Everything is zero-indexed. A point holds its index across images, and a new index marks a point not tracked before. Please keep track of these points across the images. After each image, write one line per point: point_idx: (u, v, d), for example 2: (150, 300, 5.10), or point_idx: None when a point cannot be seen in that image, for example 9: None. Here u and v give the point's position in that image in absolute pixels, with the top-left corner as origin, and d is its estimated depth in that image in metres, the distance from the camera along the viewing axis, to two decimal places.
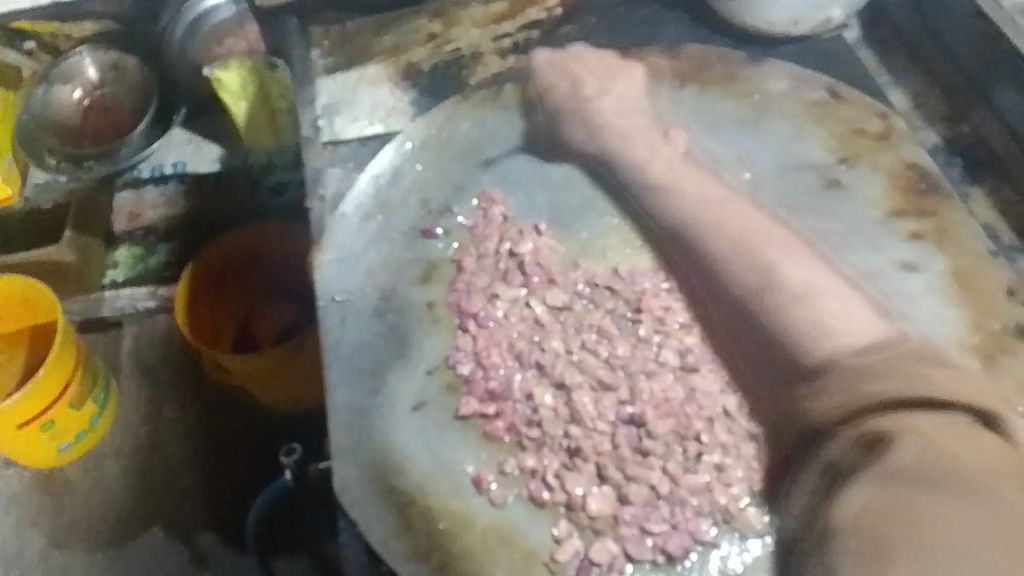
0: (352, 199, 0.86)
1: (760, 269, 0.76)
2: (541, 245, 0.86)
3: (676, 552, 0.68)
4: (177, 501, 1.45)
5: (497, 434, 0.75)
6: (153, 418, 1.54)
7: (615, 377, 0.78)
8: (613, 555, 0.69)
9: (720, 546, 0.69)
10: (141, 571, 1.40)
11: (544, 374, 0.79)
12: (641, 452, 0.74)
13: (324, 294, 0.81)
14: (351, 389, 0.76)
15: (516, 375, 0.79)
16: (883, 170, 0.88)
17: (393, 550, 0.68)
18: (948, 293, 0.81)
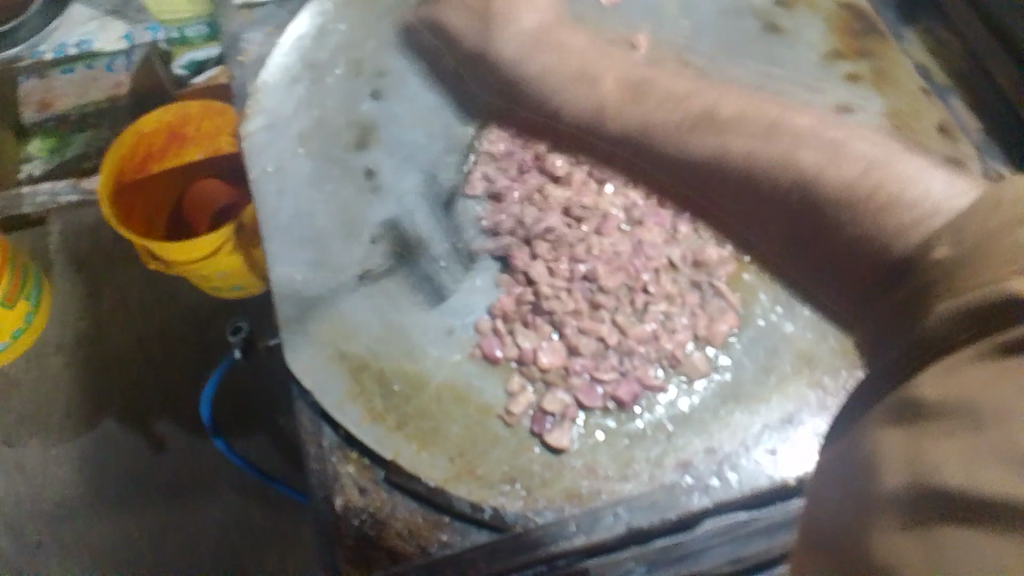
0: (278, 56, 0.84)
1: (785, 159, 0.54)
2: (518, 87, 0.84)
3: (626, 398, 0.70)
4: (119, 404, 1.34)
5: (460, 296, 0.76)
6: (93, 311, 1.42)
7: (570, 232, 0.77)
8: (565, 405, 0.70)
9: (667, 392, 0.71)
10: (97, 465, 1.31)
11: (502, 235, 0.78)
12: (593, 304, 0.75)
13: (258, 161, 0.79)
14: (295, 259, 0.75)
15: (471, 232, 0.79)
16: (820, 14, 0.87)
17: (349, 412, 0.69)
18: (885, 131, 0.79)
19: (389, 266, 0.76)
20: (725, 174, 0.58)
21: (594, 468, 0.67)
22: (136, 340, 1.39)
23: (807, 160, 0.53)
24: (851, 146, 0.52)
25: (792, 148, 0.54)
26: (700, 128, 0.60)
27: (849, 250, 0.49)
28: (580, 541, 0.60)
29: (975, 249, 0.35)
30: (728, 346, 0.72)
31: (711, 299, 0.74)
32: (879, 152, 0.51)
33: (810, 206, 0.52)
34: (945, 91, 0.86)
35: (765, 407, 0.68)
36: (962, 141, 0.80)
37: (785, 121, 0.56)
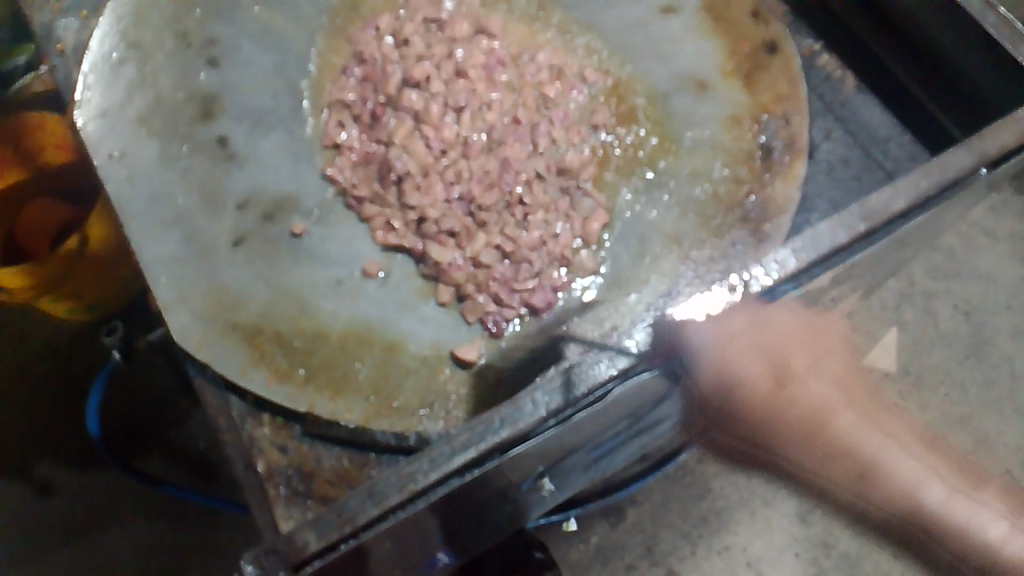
0: (96, 40, 0.80)
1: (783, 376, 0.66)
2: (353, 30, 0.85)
3: (541, 305, 0.74)
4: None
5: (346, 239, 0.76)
6: None
7: (436, 160, 0.79)
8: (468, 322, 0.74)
9: (574, 286, 0.76)
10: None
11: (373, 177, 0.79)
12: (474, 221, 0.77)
13: (99, 150, 0.76)
14: (160, 241, 0.73)
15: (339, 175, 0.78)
16: None
17: (253, 379, 0.68)
18: (703, 27, 0.86)
19: (263, 229, 0.75)
20: (796, 424, 0.70)
21: (502, 374, 0.71)
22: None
23: (807, 394, 0.69)
24: (841, 418, 0.72)
25: (816, 396, 0.69)
26: (787, 388, 0.67)
27: (867, 471, 0.73)
28: (503, 434, 0.58)
29: (813, 415, 0.69)
30: (603, 243, 0.77)
31: (581, 201, 0.78)
32: (862, 433, 0.73)
33: (822, 424, 0.70)
34: None
35: (647, 287, 0.75)
36: (773, 22, 0.85)
37: (801, 373, 0.68)
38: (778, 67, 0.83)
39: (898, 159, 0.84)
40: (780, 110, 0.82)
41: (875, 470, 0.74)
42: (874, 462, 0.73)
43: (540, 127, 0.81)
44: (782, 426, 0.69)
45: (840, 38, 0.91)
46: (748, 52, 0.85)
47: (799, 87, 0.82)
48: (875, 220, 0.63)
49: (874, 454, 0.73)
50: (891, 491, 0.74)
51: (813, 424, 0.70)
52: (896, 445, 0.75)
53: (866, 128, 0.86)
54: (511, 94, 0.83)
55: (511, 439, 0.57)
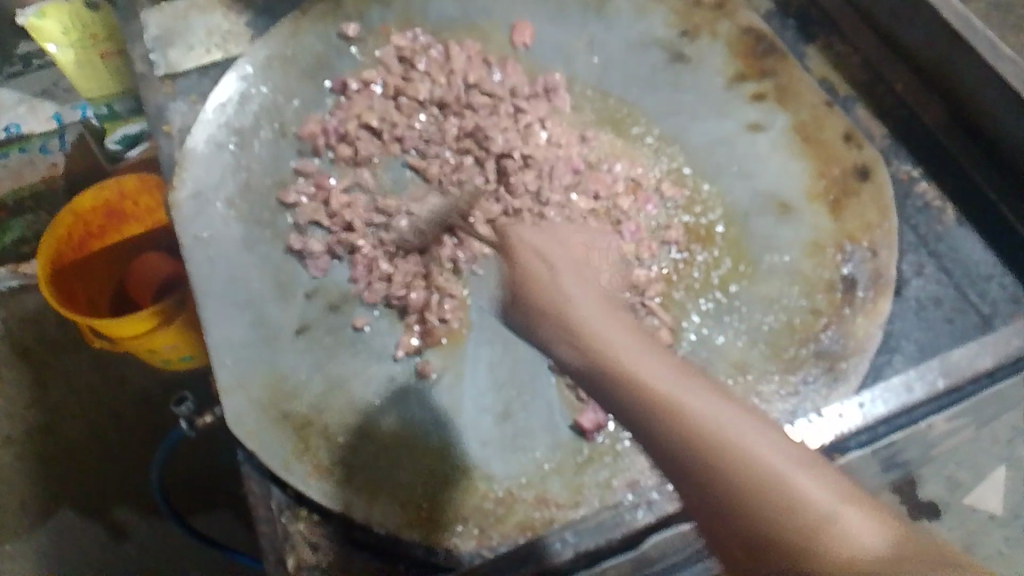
0: (200, 126, 0.85)
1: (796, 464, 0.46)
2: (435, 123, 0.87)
3: (590, 426, 0.70)
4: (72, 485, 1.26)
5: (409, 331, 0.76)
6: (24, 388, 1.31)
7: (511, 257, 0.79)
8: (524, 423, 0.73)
9: None
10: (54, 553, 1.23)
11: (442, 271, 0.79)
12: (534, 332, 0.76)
13: (189, 228, 0.80)
14: (230, 323, 0.75)
15: (411, 266, 0.78)
16: (722, 38, 0.91)
17: (296, 472, 0.68)
18: (792, 147, 0.84)
19: (327, 319, 0.76)
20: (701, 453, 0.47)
21: (544, 496, 0.68)
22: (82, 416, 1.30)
23: (799, 483, 0.44)
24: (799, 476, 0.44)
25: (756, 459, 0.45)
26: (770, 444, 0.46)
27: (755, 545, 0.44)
28: (581, 546, 0.61)
29: (793, 519, 0.43)
30: None
31: (644, 319, 0.76)
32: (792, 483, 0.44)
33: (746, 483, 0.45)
34: (849, 100, 0.90)
35: None
36: (867, 145, 0.83)
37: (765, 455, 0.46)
38: (868, 194, 0.80)
39: (997, 302, 0.78)
40: (869, 238, 0.78)
41: (814, 474, 0.45)
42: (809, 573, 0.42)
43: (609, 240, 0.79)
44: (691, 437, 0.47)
45: (943, 167, 0.86)
46: (838, 175, 0.82)
47: (890, 217, 0.79)
48: (955, 376, 0.66)
49: (821, 507, 0.43)
50: None
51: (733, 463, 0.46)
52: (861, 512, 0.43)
53: (965, 264, 0.79)
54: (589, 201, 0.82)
55: (586, 552, 0.61)
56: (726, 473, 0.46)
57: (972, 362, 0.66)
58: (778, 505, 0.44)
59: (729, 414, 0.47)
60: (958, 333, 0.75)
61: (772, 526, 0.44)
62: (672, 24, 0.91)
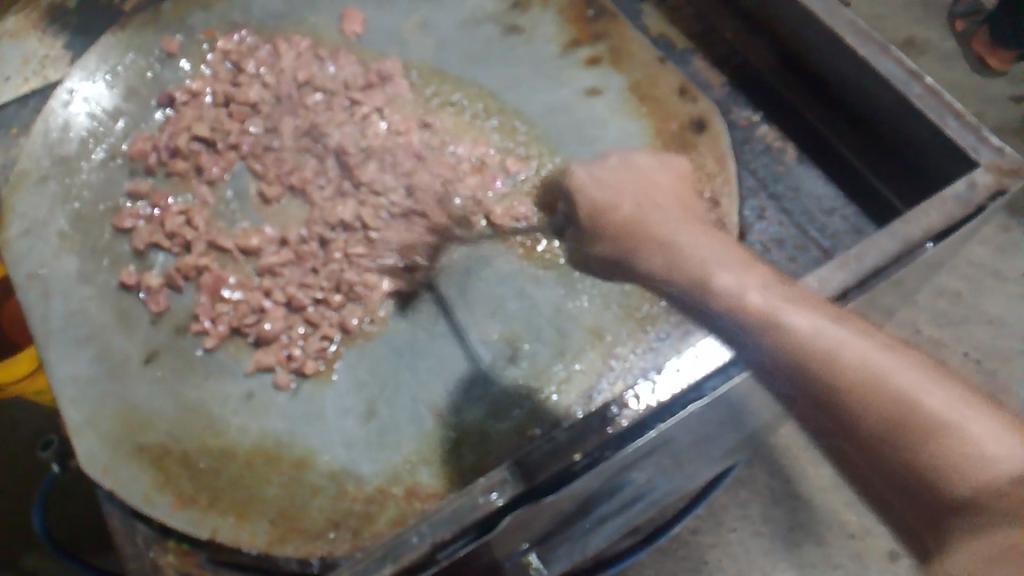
0: (26, 158, 0.81)
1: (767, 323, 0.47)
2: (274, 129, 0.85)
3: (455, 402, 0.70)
4: None
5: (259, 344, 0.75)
6: None
7: (359, 257, 0.78)
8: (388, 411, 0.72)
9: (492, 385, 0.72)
10: None
11: (288, 278, 0.78)
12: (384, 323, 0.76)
13: (20, 269, 0.76)
14: (72, 360, 0.72)
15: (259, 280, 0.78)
16: (552, 6, 0.90)
17: (157, 505, 0.66)
18: (629, 108, 0.85)
19: (175, 342, 0.75)
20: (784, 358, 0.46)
21: (415, 490, 0.68)
22: None
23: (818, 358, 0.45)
24: (787, 312, 0.47)
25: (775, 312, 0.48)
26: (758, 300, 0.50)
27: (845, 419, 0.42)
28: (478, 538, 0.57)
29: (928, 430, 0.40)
30: (522, 343, 0.74)
31: (498, 296, 0.76)
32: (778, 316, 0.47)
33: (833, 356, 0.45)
34: (686, 52, 0.92)
35: (571, 384, 0.72)
36: (701, 97, 0.84)
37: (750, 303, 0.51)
38: (705, 147, 0.81)
39: (840, 235, 0.80)
40: (709, 188, 0.79)
41: (817, 311, 0.47)
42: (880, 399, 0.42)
43: (456, 223, 0.80)
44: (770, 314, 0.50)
45: (776, 109, 0.88)
46: (676, 131, 0.83)
47: (727, 164, 0.80)
48: None
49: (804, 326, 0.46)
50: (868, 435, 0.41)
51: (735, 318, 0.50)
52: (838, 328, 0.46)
53: (804, 201, 0.82)
54: (436, 180, 0.81)
55: (479, 536, 0.57)
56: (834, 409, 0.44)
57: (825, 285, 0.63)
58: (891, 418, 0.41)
59: (758, 291, 0.50)
60: (801, 270, 0.77)
61: (908, 453, 0.40)
62: None
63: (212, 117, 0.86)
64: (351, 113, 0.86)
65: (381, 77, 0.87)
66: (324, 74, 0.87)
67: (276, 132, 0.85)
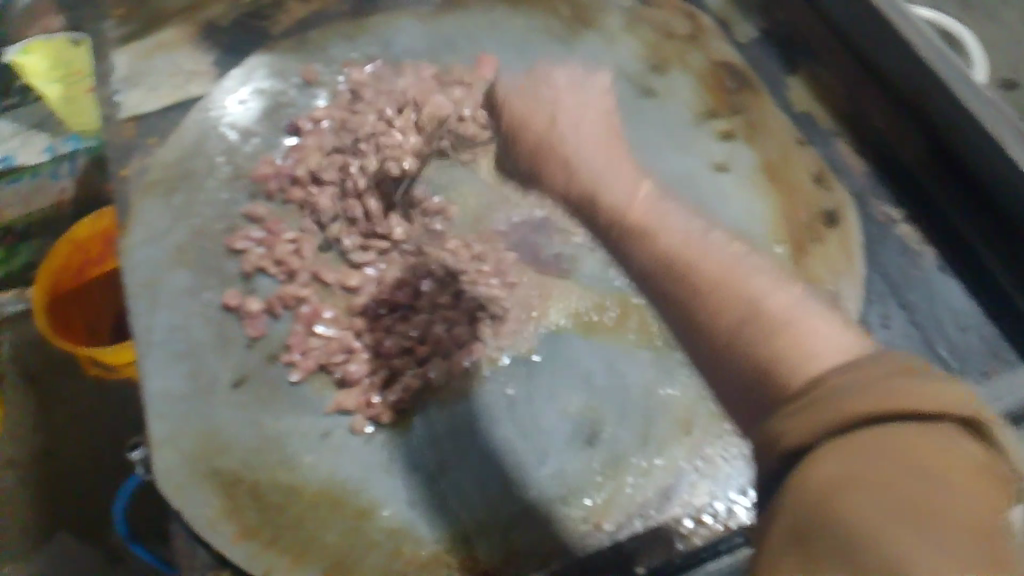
0: (157, 169, 0.85)
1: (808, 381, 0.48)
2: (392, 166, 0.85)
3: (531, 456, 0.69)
4: (74, 514, 1.26)
5: (343, 383, 0.75)
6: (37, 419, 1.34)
7: (455, 306, 0.77)
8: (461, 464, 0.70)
9: (569, 460, 0.69)
10: None
11: (381, 320, 0.78)
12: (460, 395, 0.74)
13: (133, 276, 0.79)
14: (168, 374, 0.74)
15: (353, 319, 0.78)
16: (692, 71, 0.88)
17: (220, 532, 0.67)
18: (758, 187, 0.81)
19: (263, 369, 0.75)
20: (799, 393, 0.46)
21: (476, 562, 0.65)
22: (85, 448, 1.31)
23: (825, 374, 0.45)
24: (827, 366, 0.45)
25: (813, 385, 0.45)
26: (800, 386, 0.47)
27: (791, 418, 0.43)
28: None
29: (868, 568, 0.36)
30: (604, 427, 0.70)
31: (589, 369, 0.74)
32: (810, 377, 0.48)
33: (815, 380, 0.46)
34: (829, 135, 0.86)
35: (653, 476, 0.67)
36: (837, 186, 0.79)
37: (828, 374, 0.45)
38: (834, 239, 0.77)
39: (976, 357, 0.71)
40: (834, 284, 0.74)
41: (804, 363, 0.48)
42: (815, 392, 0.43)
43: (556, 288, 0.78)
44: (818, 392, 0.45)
45: (921, 207, 0.80)
46: (805, 219, 0.79)
47: (857, 261, 0.75)
48: None
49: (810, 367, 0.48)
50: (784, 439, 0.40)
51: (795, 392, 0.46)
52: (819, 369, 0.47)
53: (939, 316, 0.73)
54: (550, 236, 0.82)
55: None
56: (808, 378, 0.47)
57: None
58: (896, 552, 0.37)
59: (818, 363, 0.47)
60: None
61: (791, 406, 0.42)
62: (642, 57, 0.90)
63: (334, 149, 0.87)
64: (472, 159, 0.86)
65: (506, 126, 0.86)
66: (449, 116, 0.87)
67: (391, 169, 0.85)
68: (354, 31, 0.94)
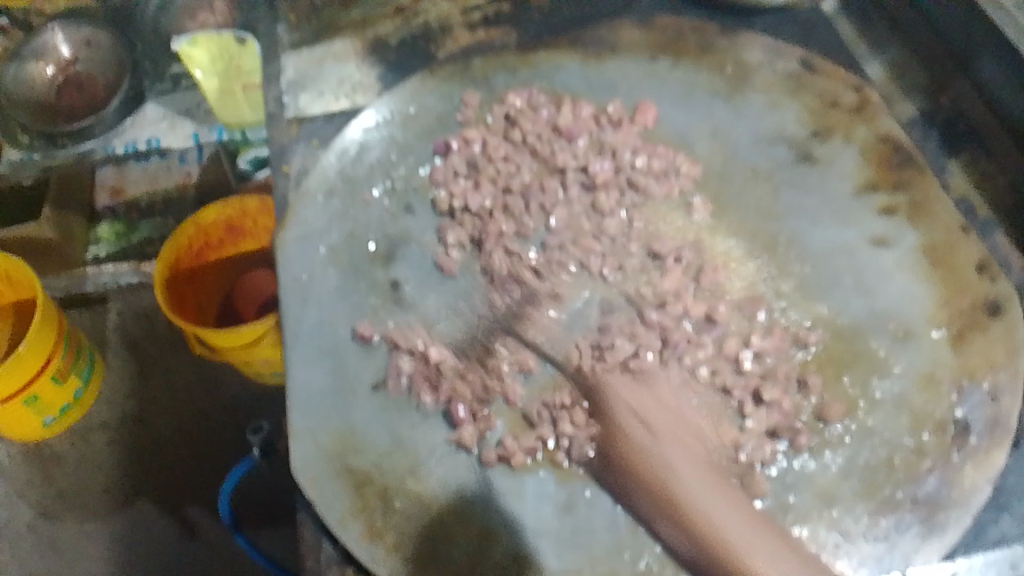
0: (318, 174, 0.88)
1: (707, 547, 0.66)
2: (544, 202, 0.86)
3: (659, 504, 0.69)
4: (162, 485, 1.29)
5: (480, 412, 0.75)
6: (139, 392, 1.37)
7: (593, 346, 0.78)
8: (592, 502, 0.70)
9: None
10: (130, 547, 1.25)
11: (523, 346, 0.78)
12: (609, 465, 0.71)
13: (287, 270, 0.82)
14: (312, 368, 0.77)
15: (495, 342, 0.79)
16: (855, 143, 0.86)
17: (349, 530, 0.69)
18: (918, 269, 0.79)
19: (405, 374, 0.77)
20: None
21: None
22: (180, 421, 1.34)
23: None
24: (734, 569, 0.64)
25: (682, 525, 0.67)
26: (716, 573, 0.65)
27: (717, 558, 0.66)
28: None
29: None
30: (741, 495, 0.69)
31: (726, 431, 0.73)
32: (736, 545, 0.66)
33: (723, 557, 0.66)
34: (989, 225, 0.84)
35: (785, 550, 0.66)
36: (1002, 277, 0.76)
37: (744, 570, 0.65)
38: (996, 333, 0.74)
39: None
40: (990, 380, 0.72)
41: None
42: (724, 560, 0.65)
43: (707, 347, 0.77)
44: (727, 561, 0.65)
45: None
46: (966, 308, 0.76)
47: (1018, 359, 0.72)
48: None
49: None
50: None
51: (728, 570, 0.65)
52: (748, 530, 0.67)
53: None
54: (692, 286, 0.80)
55: None
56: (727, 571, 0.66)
57: None
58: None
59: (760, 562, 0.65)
60: None
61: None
62: (805, 122, 0.88)
63: (486, 173, 0.89)
64: (620, 203, 0.86)
65: (661, 175, 0.87)
66: (606, 159, 0.88)
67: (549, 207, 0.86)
68: (518, 63, 0.95)
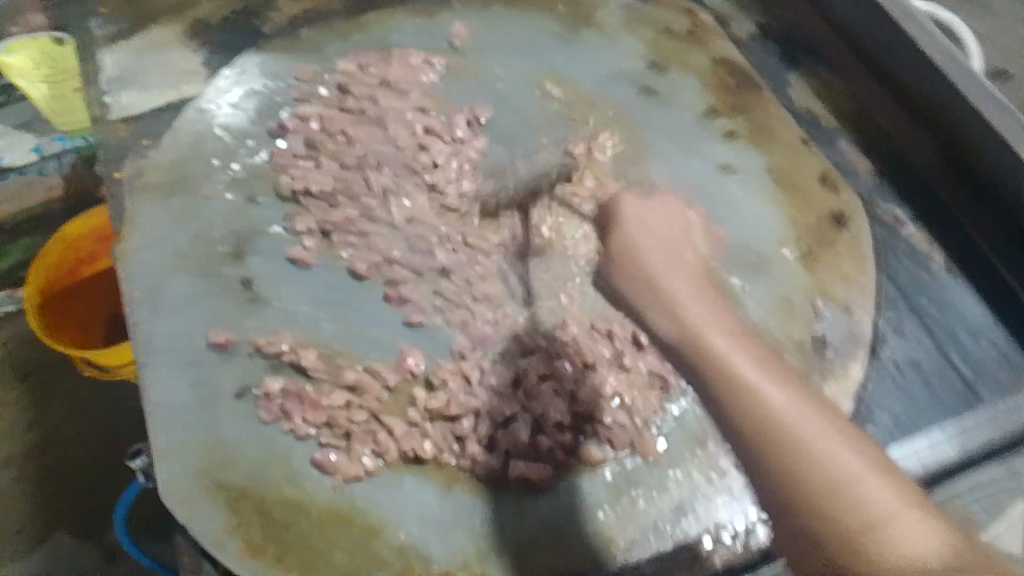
0: (152, 172, 0.84)
1: (745, 390, 0.51)
2: (393, 177, 0.84)
3: (546, 475, 0.68)
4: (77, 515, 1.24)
5: (349, 407, 0.73)
6: (40, 421, 1.31)
7: (458, 318, 0.76)
8: (477, 477, 0.69)
9: (585, 479, 0.68)
10: None
11: (387, 329, 0.77)
12: (491, 444, 0.70)
13: (134, 284, 0.78)
14: (170, 384, 0.73)
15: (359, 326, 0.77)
16: (694, 70, 0.87)
17: (227, 548, 0.66)
18: (766, 189, 0.80)
19: (267, 377, 0.74)
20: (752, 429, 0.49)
21: None
22: (85, 449, 1.29)
23: (774, 403, 0.49)
24: (767, 384, 0.50)
25: (753, 380, 0.51)
26: (767, 380, 0.50)
27: (752, 418, 0.49)
28: None
29: (768, 427, 0.49)
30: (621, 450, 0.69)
31: (601, 381, 0.72)
32: (747, 385, 0.51)
33: (770, 441, 0.48)
34: (834, 133, 0.84)
35: (663, 493, 0.67)
36: (844, 189, 0.79)
37: (760, 389, 0.50)
38: (843, 243, 0.76)
39: (985, 361, 0.71)
40: (844, 293, 0.74)
41: (783, 388, 0.51)
42: (771, 412, 0.49)
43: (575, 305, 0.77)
44: (764, 419, 0.49)
45: (931, 207, 0.79)
46: (813, 224, 0.78)
47: (867, 269, 0.75)
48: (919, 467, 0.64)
49: (772, 401, 0.50)
50: (739, 430, 0.50)
51: (742, 414, 0.50)
52: (792, 390, 0.51)
53: (949, 320, 0.73)
54: (556, 237, 0.80)
55: None
56: (744, 404, 0.50)
57: (969, 442, 0.65)
58: (798, 469, 0.47)
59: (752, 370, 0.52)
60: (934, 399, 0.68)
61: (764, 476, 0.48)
62: (642, 55, 0.89)
63: (326, 151, 0.86)
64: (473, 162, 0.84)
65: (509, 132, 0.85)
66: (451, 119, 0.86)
67: (395, 182, 0.83)
68: (350, 30, 0.93)
